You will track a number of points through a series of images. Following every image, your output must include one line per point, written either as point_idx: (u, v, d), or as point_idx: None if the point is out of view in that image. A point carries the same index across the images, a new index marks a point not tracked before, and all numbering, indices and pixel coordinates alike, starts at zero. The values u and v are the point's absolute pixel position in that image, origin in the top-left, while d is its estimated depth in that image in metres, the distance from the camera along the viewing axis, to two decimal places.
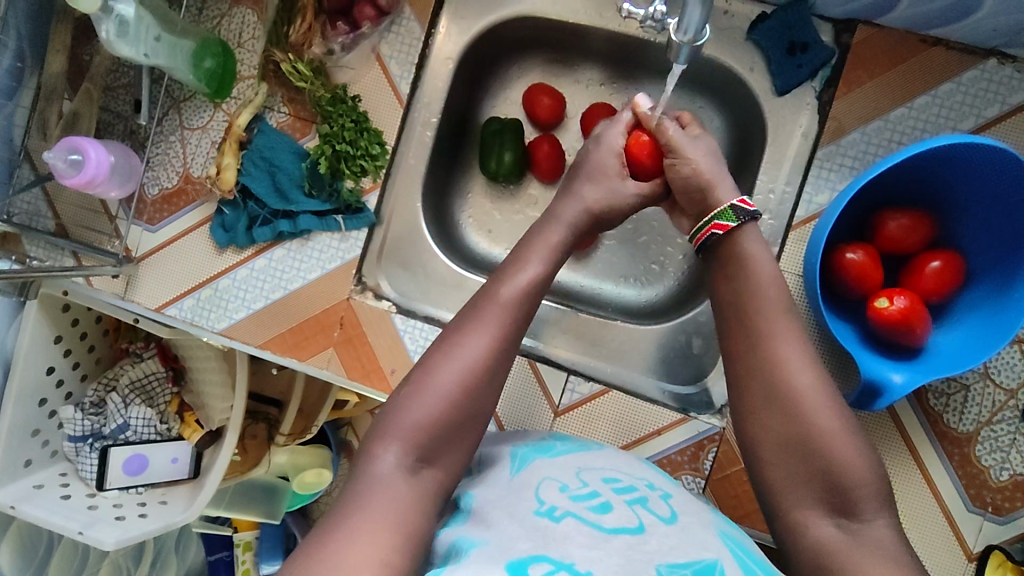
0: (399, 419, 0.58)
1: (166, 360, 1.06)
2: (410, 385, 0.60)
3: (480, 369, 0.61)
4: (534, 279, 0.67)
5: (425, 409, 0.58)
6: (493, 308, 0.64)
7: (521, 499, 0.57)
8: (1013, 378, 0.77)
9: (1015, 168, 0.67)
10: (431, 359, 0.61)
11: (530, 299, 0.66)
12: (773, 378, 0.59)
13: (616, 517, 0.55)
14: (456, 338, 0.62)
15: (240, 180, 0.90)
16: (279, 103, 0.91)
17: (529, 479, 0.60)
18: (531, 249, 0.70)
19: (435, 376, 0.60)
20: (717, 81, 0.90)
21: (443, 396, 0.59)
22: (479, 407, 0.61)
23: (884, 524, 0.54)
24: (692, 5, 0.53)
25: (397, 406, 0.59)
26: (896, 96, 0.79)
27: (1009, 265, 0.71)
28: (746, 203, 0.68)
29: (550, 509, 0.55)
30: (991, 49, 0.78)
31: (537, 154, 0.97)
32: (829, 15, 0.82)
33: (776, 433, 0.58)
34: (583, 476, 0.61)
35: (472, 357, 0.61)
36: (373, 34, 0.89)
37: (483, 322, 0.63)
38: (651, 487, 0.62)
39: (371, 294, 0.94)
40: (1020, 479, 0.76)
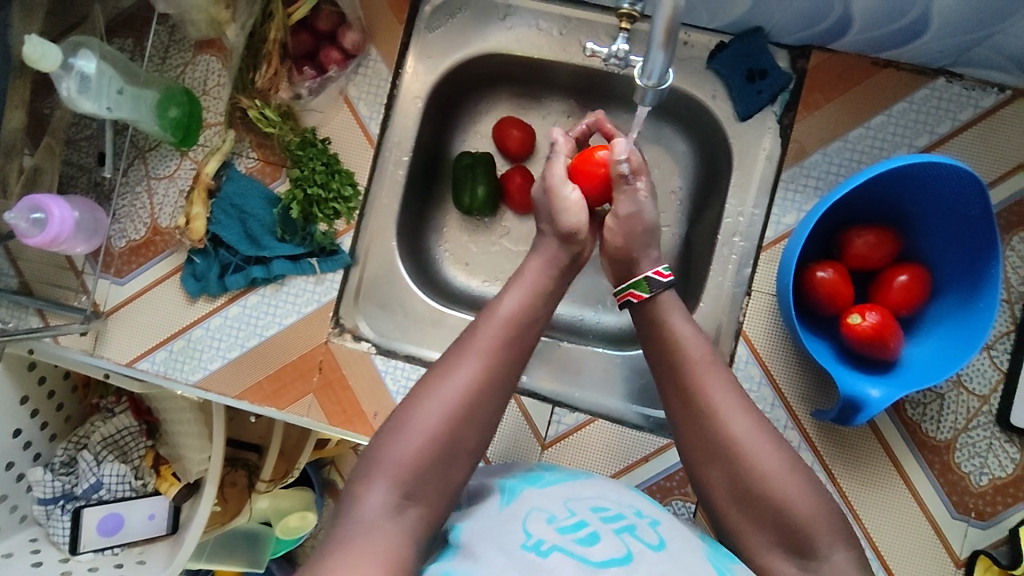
0: (385, 466, 0.58)
1: (139, 414, 1.04)
2: (393, 434, 0.60)
3: (464, 419, 0.61)
4: (520, 325, 0.67)
5: (404, 460, 0.58)
6: (479, 356, 0.63)
7: (508, 531, 0.57)
8: (984, 383, 0.79)
9: (970, 183, 0.69)
10: (413, 407, 0.60)
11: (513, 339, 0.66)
12: (740, 404, 0.61)
13: (604, 548, 0.54)
14: (446, 382, 0.62)
15: (210, 229, 0.89)
16: (247, 148, 0.91)
17: (517, 510, 0.60)
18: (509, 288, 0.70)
19: (416, 425, 0.59)
20: (682, 108, 0.92)
21: (424, 448, 0.59)
22: (458, 448, 0.60)
23: (843, 557, 0.55)
24: (653, 52, 0.54)
25: (383, 453, 0.59)
26: (854, 117, 0.82)
27: (972, 276, 0.74)
28: (662, 274, 0.70)
29: (538, 543, 0.55)
30: (938, 69, 0.81)
31: (509, 186, 0.98)
32: (784, 42, 0.85)
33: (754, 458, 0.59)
34: (572, 506, 0.60)
35: (459, 402, 0.61)
36: (341, 77, 0.90)
37: (468, 369, 0.62)
38: (640, 514, 0.61)
39: (350, 335, 0.92)
40: (999, 483, 0.78)
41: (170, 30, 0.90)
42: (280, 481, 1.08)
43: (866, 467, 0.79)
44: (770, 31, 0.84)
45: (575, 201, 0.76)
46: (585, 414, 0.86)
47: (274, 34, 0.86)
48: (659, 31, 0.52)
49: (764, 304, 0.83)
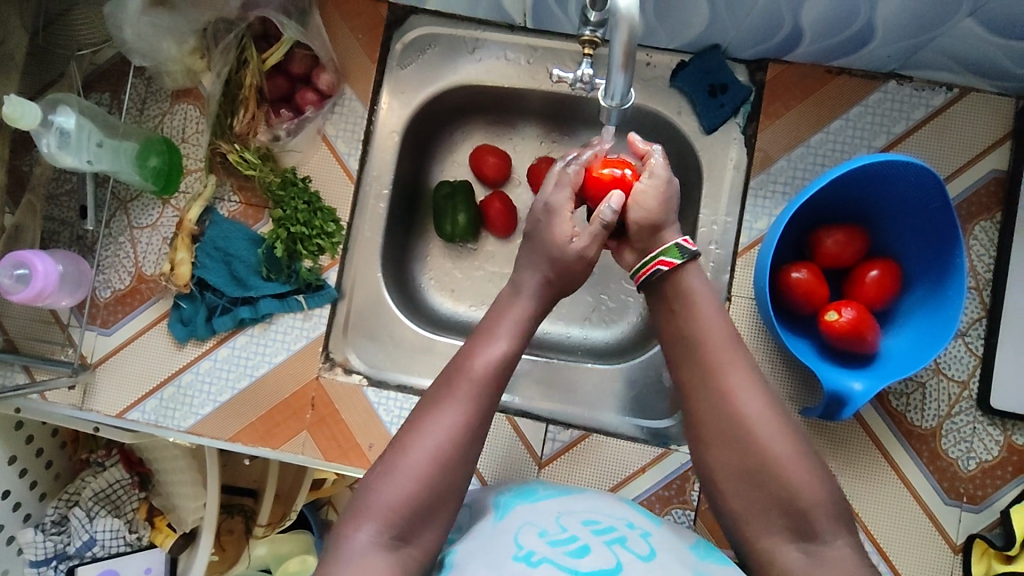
0: (379, 495, 0.59)
1: (131, 466, 1.03)
2: (384, 464, 0.61)
3: (451, 457, 0.61)
4: (501, 358, 0.67)
5: (398, 488, 0.59)
6: (462, 397, 0.64)
7: (499, 546, 0.58)
8: (962, 369, 0.81)
9: (928, 179, 0.73)
10: (405, 441, 0.62)
11: (504, 366, 0.67)
12: (726, 402, 0.63)
13: (594, 558, 0.55)
14: (436, 408, 0.63)
15: (195, 273, 0.90)
16: (228, 192, 0.92)
17: (510, 526, 0.61)
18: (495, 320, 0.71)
19: (411, 455, 0.61)
20: (650, 127, 0.95)
21: (416, 472, 0.60)
22: (452, 472, 0.61)
23: (840, 540, 0.57)
24: (615, 74, 0.57)
25: (379, 482, 0.60)
26: (814, 124, 0.86)
27: (939, 267, 0.76)
28: (689, 241, 0.70)
29: (529, 554, 0.56)
30: (889, 72, 0.85)
31: (489, 212, 1.00)
32: (741, 57, 0.89)
33: (737, 459, 0.61)
34: (563, 521, 0.61)
35: (449, 431, 0.62)
36: (318, 117, 0.91)
37: (452, 404, 0.63)
38: (631, 525, 0.62)
39: (341, 369, 0.92)
40: (987, 466, 0.80)
41: (147, 82, 0.92)
42: (277, 524, 1.08)
43: (856, 461, 0.81)
44: (727, 48, 0.88)
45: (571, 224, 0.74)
46: (580, 429, 0.87)
47: (249, 80, 0.88)
48: (617, 55, 0.55)
49: (746, 307, 0.85)
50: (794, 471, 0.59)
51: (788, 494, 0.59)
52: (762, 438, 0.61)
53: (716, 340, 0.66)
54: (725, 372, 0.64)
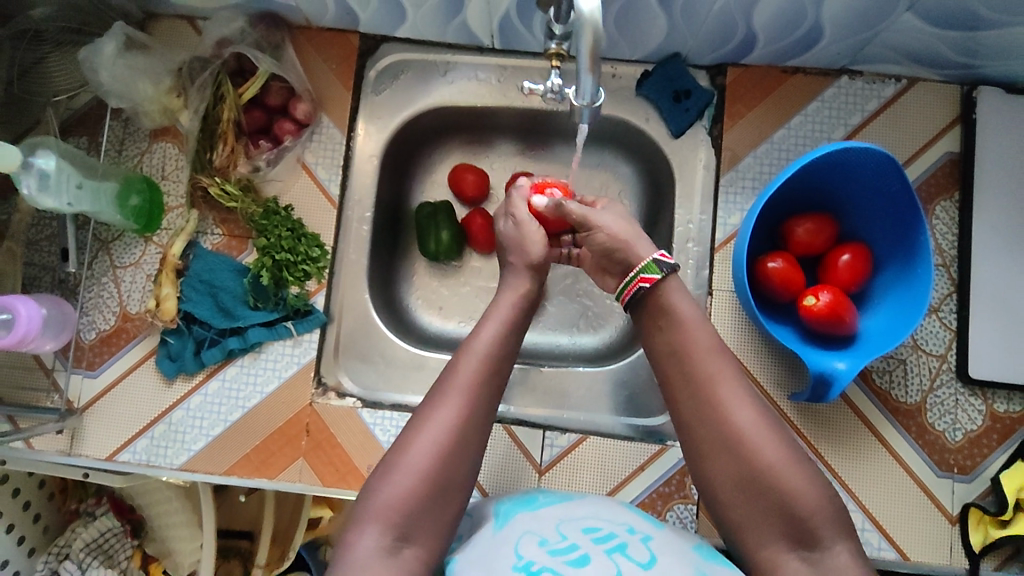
0: (378, 498, 0.60)
1: (122, 514, 1.08)
2: (383, 463, 0.62)
3: (452, 454, 0.63)
4: (492, 356, 0.69)
5: (398, 489, 0.60)
6: (458, 391, 0.65)
7: (501, 555, 0.60)
8: (939, 344, 0.84)
9: (887, 164, 0.76)
10: (407, 442, 0.63)
11: (499, 361, 0.69)
12: (718, 415, 0.64)
13: (596, 567, 0.58)
14: (438, 405, 0.64)
15: (181, 307, 0.90)
16: (211, 226, 0.92)
17: (512, 534, 0.63)
18: (488, 313, 0.74)
19: (414, 455, 0.62)
20: (621, 135, 0.98)
21: (416, 471, 0.61)
22: (455, 474, 0.62)
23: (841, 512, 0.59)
24: (583, 77, 0.60)
25: (379, 484, 0.61)
26: (775, 121, 0.90)
27: (905, 246, 0.79)
28: (667, 256, 0.73)
29: (528, 564, 0.59)
30: (841, 68, 0.90)
31: (471, 228, 1.03)
32: (701, 63, 0.93)
33: (735, 467, 0.62)
34: (563, 528, 0.63)
35: (451, 427, 0.63)
36: (296, 145, 0.93)
37: (452, 402, 0.64)
38: (631, 531, 0.64)
39: (334, 393, 0.92)
40: (973, 436, 0.82)
41: (124, 123, 0.93)
42: (276, 565, 1.07)
43: (847, 441, 0.83)
44: (688, 55, 0.92)
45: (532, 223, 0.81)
46: (577, 433, 0.88)
47: (227, 114, 0.90)
48: (585, 59, 0.58)
49: (728, 301, 0.87)
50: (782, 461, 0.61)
51: (773, 488, 0.60)
52: (753, 445, 0.62)
53: (702, 334, 0.68)
54: (708, 358, 0.67)
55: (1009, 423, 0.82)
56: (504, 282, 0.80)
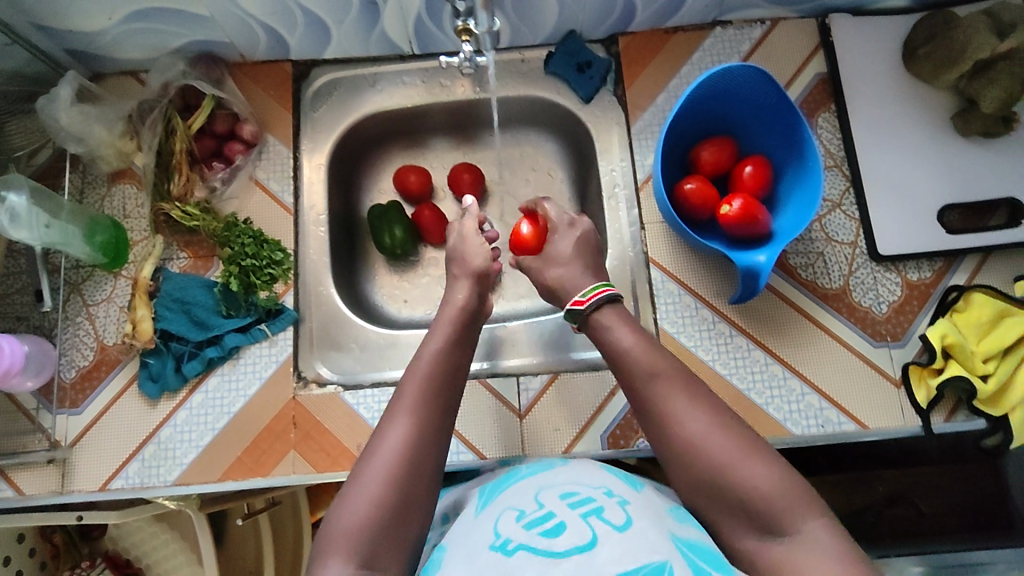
0: (336, 530, 0.60)
1: (119, 569, 1.07)
2: (340, 496, 0.63)
3: (406, 473, 0.63)
4: (437, 377, 0.71)
5: (355, 517, 0.61)
6: (406, 413, 0.67)
7: (480, 537, 0.62)
8: (847, 232, 0.95)
9: (761, 78, 0.88)
10: (359, 475, 0.63)
11: (444, 378, 0.71)
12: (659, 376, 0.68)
13: (568, 537, 0.58)
14: (386, 431, 0.66)
15: (158, 326, 0.94)
16: (177, 250, 0.98)
17: (491, 514, 0.65)
18: (433, 329, 0.77)
19: (365, 486, 0.62)
20: (539, 112, 1.11)
21: (370, 498, 0.61)
22: (412, 494, 0.63)
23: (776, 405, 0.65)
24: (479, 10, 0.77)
25: (335, 515, 0.61)
26: (666, 74, 1.04)
27: (796, 151, 0.90)
28: (577, 303, 0.77)
29: (505, 543, 0.59)
30: (713, 21, 1.05)
31: (422, 221, 1.11)
32: (596, 38, 1.07)
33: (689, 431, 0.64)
34: (541, 498, 0.64)
35: (401, 449, 0.64)
36: (247, 164, 1.01)
37: (401, 423, 0.66)
38: (609, 494, 0.65)
39: (314, 384, 0.95)
40: (896, 305, 0.92)
41: (83, 173, 1.01)
42: None
43: (789, 329, 0.91)
44: (582, 32, 1.06)
45: (476, 236, 0.87)
46: (548, 374, 0.94)
47: (179, 145, 0.98)
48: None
49: (659, 230, 0.97)
50: (717, 439, 0.63)
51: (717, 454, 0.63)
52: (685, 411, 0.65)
53: None
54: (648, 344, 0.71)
55: (924, 287, 0.92)
56: (449, 290, 0.83)
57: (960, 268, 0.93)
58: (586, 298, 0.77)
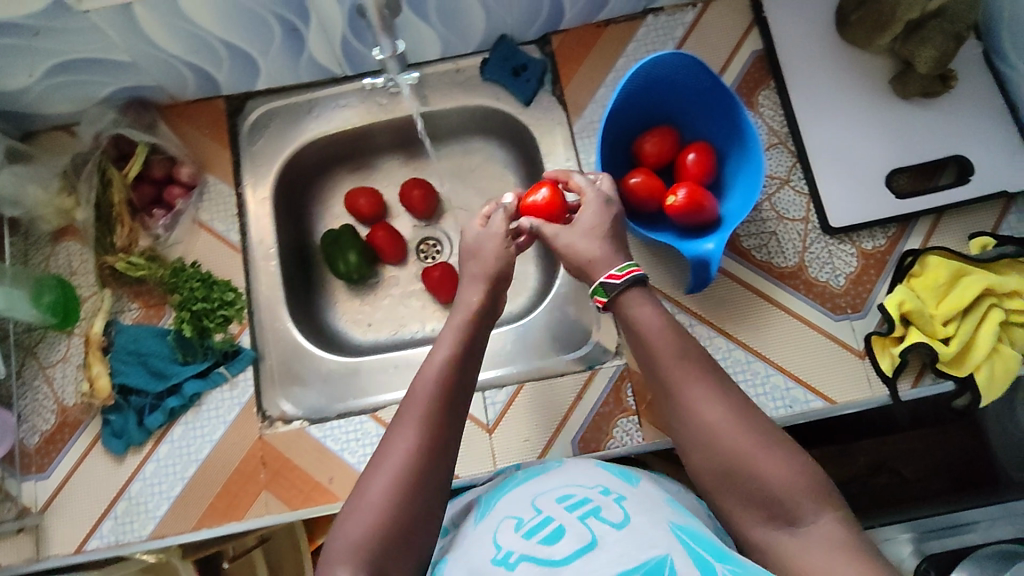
0: (341, 542, 0.58)
1: None
2: (346, 507, 0.61)
3: (414, 484, 0.61)
4: (444, 387, 0.67)
5: (362, 531, 0.58)
6: (416, 419, 0.64)
7: (480, 550, 0.60)
8: (797, 209, 0.94)
9: (693, 64, 0.87)
10: (367, 485, 0.61)
11: (454, 384, 0.68)
12: (676, 366, 0.67)
13: (569, 541, 0.57)
14: (393, 440, 0.63)
15: (115, 381, 0.93)
16: (127, 302, 0.97)
17: (489, 525, 0.64)
18: (443, 330, 0.73)
19: (373, 497, 0.60)
20: (482, 120, 1.10)
21: (378, 511, 0.59)
22: (422, 504, 0.61)
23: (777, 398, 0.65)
24: (383, 41, 0.83)
25: (340, 529, 0.60)
26: (602, 69, 1.03)
27: (737, 135, 0.89)
28: (614, 276, 0.73)
29: (506, 555, 0.58)
30: (644, 10, 1.04)
31: (377, 242, 1.09)
32: (528, 39, 1.06)
33: (709, 423, 0.63)
34: (538, 504, 0.63)
35: (409, 459, 0.62)
36: (189, 207, 1.00)
37: (409, 431, 0.63)
38: (605, 493, 0.64)
39: (280, 421, 0.94)
40: (853, 277, 0.91)
41: (24, 235, 0.99)
42: None
43: (747, 312, 0.91)
44: (513, 35, 1.04)
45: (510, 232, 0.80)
46: (513, 385, 0.92)
47: (118, 196, 0.97)
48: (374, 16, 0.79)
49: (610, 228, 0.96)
50: (734, 429, 0.62)
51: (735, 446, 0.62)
52: (699, 404, 0.64)
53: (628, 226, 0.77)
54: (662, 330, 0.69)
55: (879, 256, 0.92)
56: (462, 291, 0.77)
57: (914, 233, 0.93)
58: (621, 274, 0.73)
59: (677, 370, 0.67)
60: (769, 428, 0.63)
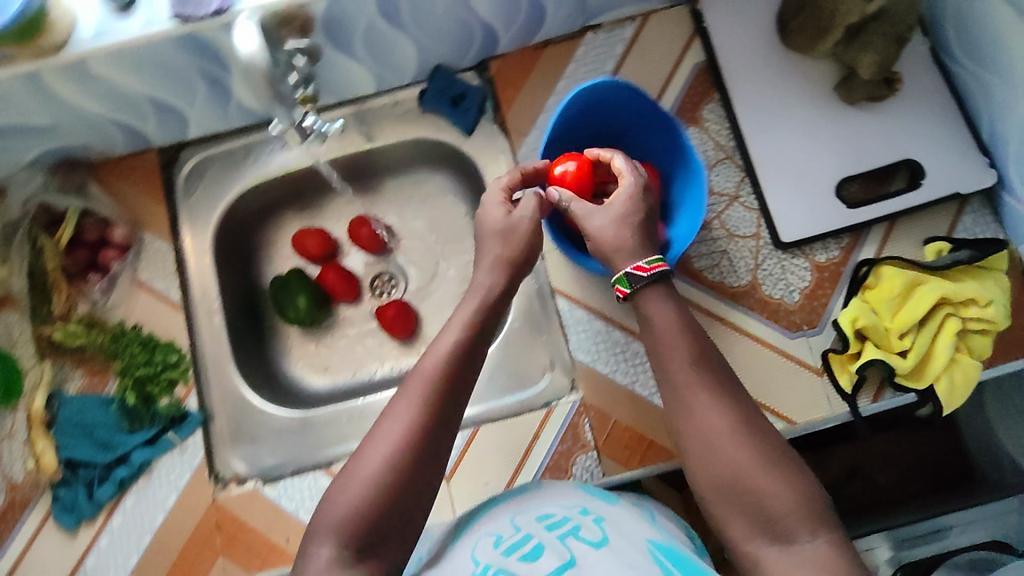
0: (331, 513, 0.59)
1: None
2: (342, 475, 0.61)
3: (407, 460, 0.61)
4: (449, 372, 0.66)
5: (352, 503, 0.59)
6: (414, 395, 0.64)
7: (457, 566, 0.59)
8: (747, 226, 0.92)
9: (628, 90, 0.84)
10: (361, 456, 0.62)
11: (461, 363, 0.67)
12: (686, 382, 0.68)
13: (549, 557, 0.57)
14: (391, 413, 0.63)
15: (61, 455, 0.90)
16: (70, 371, 0.93)
17: (467, 543, 0.63)
18: (453, 313, 0.71)
19: (365, 471, 0.60)
20: (426, 151, 1.07)
21: (369, 483, 0.59)
22: (416, 482, 0.61)
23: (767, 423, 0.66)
24: None
25: (332, 499, 0.60)
26: (543, 92, 1.00)
27: (679, 155, 0.87)
28: (642, 268, 0.72)
29: (484, 569, 0.58)
30: (583, 28, 1.01)
31: (328, 283, 1.06)
32: (465, 66, 1.02)
33: (715, 440, 0.65)
34: (517, 522, 0.63)
35: (404, 435, 0.62)
36: (127, 268, 0.97)
37: (406, 408, 0.63)
38: (584, 514, 0.64)
39: (234, 482, 0.91)
40: (807, 292, 0.89)
41: None
42: None
43: None
44: (449, 64, 1.00)
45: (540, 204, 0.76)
46: (469, 428, 0.90)
47: (52, 263, 0.94)
48: None
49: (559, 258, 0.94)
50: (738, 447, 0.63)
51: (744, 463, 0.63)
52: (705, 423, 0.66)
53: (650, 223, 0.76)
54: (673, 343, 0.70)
55: (833, 268, 0.90)
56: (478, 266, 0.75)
57: (868, 241, 0.91)
58: (649, 267, 0.71)
59: (677, 377, 0.69)
60: (774, 448, 0.64)
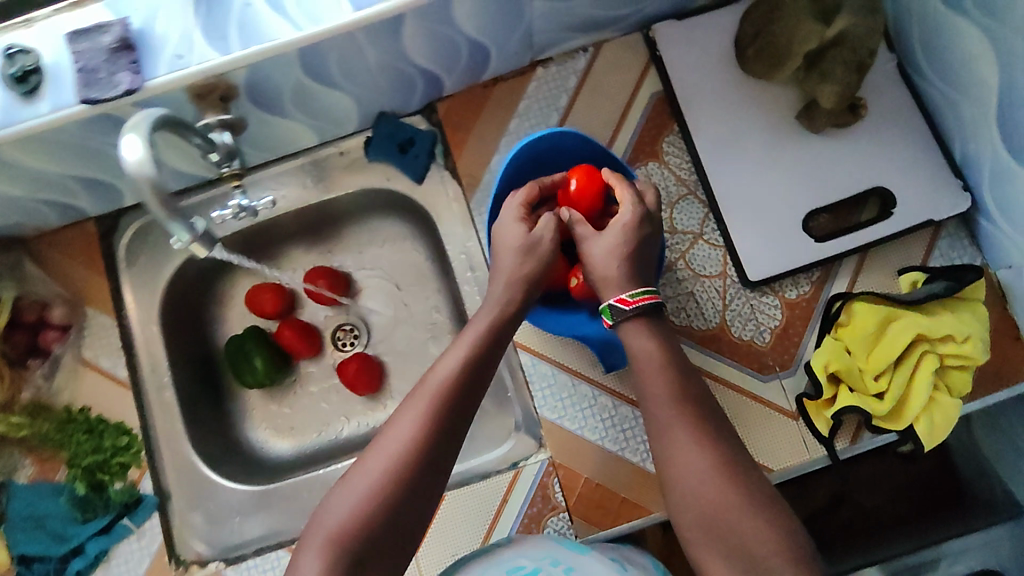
0: (323, 523, 0.58)
1: None
2: (340, 484, 0.60)
3: (406, 474, 0.59)
4: (455, 387, 0.64)
5: (345, 513, 0.57)
6: (420, 405, 0.62)
7: None
8: (713, 265, 0.88)
9: (576, 137, 0.81)
10: (361, 464, 0.60)
11: (469, 379, 0.65)
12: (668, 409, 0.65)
13: None
14: (394, 423, 0.62)
15: (13, 552, 0.86)
16: (19, 461, 0.89)
17: None
18: (464, 330, 0.69)
19: (363, 481, 0.59)
20: (379, 199, 1.00)
21: (364, 493, 0.58)
22: (412, 500, 0.59)
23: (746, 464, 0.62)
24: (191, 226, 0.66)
25: (326, 507, 0.59)
26: (495, 133, 0.95)
27: None
28: (624, 301, 0.69)
29: None
30: (532, 62, 0.96)
31: (285, 341, 1.00)
32: (411, 110, 0.97)
33: (696, 469, 0.61)
34: None
35: (405, 446, 0.60)
36: (70, 348, 0.93)
37: (409, 419, 0.61)
38: (554, 564, 0.64)
39: (195, 565, 0.88)
40: (779, 331, 0.86)
41: None
42: None
43: None
44: (394, 110, 0.96)
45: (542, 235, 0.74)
46: None
47: None
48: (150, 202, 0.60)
49: None
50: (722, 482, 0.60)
51: (724, 494, 0.59)
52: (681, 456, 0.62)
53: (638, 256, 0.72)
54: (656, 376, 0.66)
55: (804, 304, 0.86)
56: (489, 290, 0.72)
57: (840, 273, 0.87)
58: (633, 301, 0.69)
59: (659, 416, 0.65)
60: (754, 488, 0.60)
